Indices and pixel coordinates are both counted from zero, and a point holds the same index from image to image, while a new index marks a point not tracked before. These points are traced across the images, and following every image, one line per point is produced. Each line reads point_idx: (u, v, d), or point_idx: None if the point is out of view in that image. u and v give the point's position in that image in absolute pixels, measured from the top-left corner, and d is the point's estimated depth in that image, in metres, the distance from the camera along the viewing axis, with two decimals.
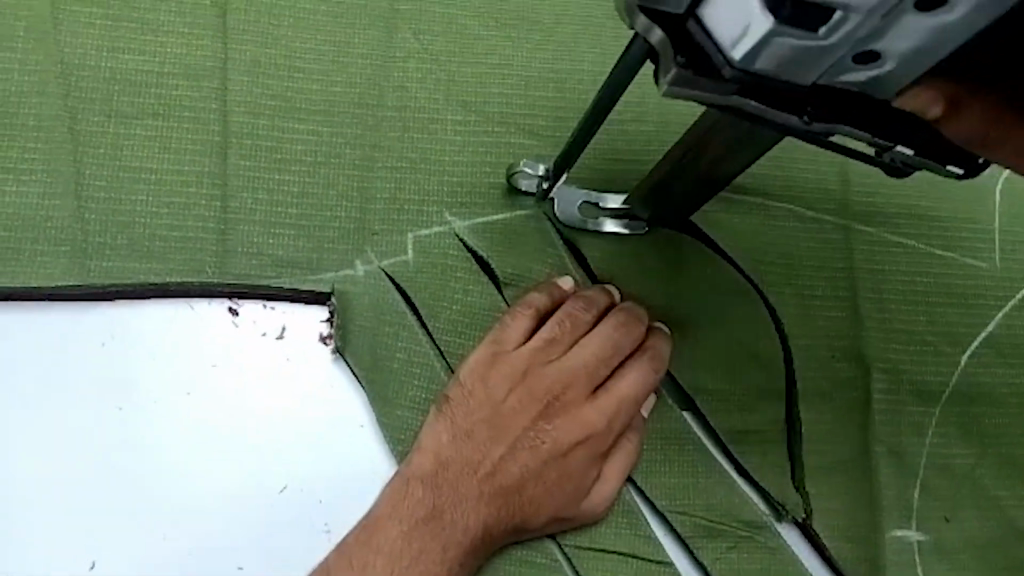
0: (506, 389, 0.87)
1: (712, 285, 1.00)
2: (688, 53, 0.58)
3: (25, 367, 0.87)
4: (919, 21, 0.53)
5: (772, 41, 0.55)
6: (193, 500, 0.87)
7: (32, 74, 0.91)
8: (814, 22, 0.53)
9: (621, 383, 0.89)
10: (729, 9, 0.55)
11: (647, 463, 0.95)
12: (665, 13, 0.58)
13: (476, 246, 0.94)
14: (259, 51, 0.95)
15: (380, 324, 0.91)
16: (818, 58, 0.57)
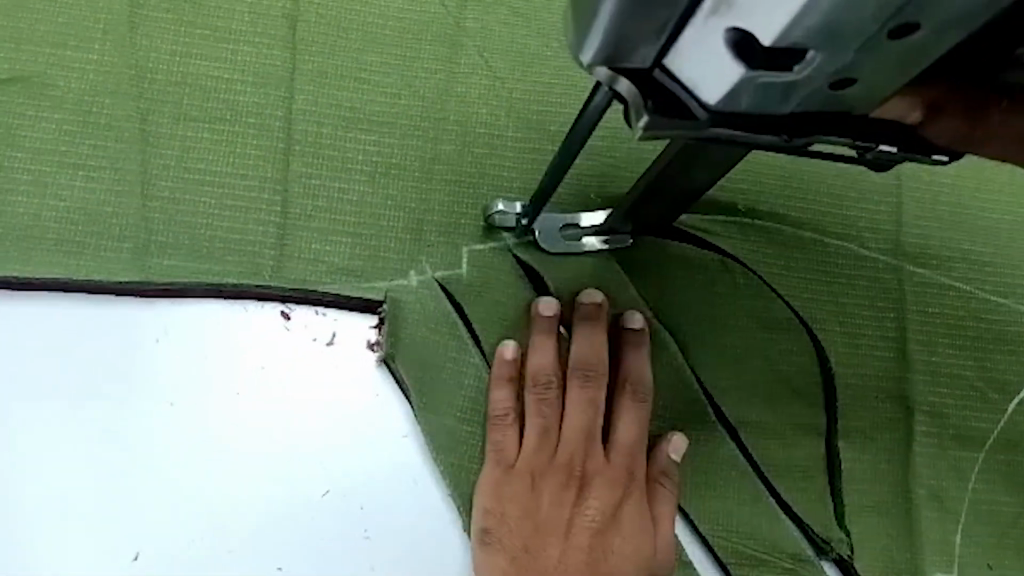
0: (523, 476, 0.89)
1: (759, 317, 0.99)
2: (657, 99, 0.60)
3: (82, 357, 0.89)
4: (887, 57, 0.55)
5: (743, 88, 0.57)
6: (238, 498, 0.89)
7: (108, 74, 0.93)
8: (785, 66, 0.55)
9: (623, 431, 0.91)
10: (697, 61, 0.56)
11: (691, 491, 0.95)
12: (630, 69, 0.58)
13: (527, 262, 0.95)
14: (326, 62, 0.97)
15: (431, 332, 0.93)
16: (785, 99, 0.59)
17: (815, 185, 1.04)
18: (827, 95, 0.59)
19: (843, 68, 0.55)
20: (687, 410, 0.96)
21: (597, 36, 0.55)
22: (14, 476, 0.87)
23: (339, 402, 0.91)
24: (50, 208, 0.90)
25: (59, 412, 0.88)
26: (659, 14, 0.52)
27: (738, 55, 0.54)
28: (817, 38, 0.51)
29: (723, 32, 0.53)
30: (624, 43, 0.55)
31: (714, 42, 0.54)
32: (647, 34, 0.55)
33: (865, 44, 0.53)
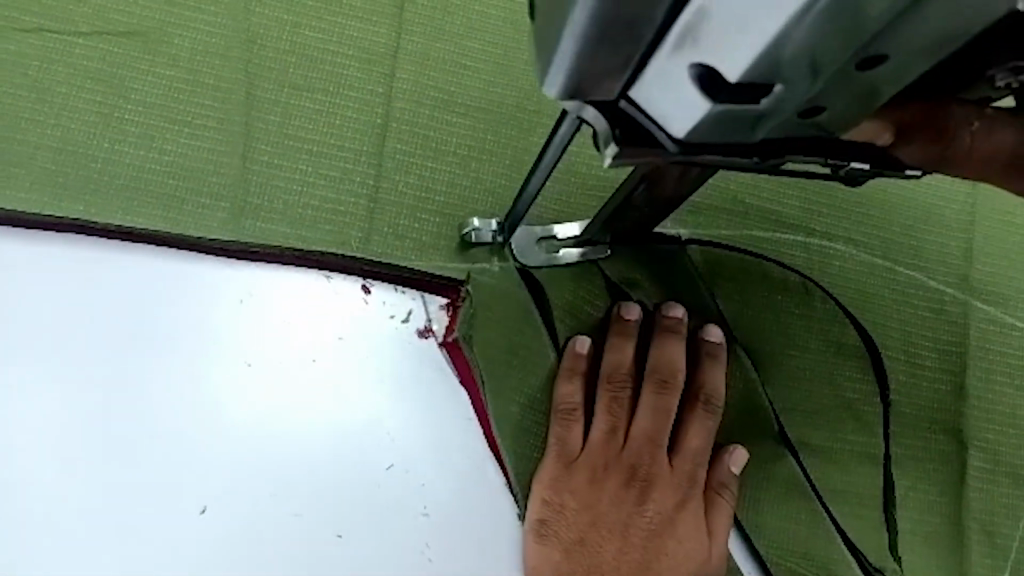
0: (586, 468, 0.90)
1: (825, 337, 1.00)
2: (625, 127, 0.58)
3: (165, 311, 0.91)
4: (854, 84, 0.52)
5: (711, 122, 0.54)
6: (303, 464, 0.91)
7: (219, 36, 0.95)
8: (751, 100, 0.52)
9: (692, 441, 0.91)
10: (661, 92, 0.53)
11: (749, 502, 0.96)
12: (594, 99, 0.56)
13: (605, 262, 0.95)
14: (430, 45, 0.98)
15: (506, 320, 0.93)
16: (753, 129, 0.56)
17: (890, 213, 1.04)
18: (795, 122, 0.57)
19: (813, 96, 0.53)
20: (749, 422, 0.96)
21: (562, 69, 0.51)
22: (90, 419, 0.89)
23: (409, 377, 0.93)
24: (153, 161, 0.92)
25: (136, 363, 0.90)
26: (623, 47, 0.49)
27: (702, 90, 0.51)
28: (783, 72, 0.49)
29: (686, 67, 0.50)
30: (587, 76, 0.53)
31: (677, 77, 0.51)
32: (611, 66, 0.52)
33: (830, 74, 0.50)
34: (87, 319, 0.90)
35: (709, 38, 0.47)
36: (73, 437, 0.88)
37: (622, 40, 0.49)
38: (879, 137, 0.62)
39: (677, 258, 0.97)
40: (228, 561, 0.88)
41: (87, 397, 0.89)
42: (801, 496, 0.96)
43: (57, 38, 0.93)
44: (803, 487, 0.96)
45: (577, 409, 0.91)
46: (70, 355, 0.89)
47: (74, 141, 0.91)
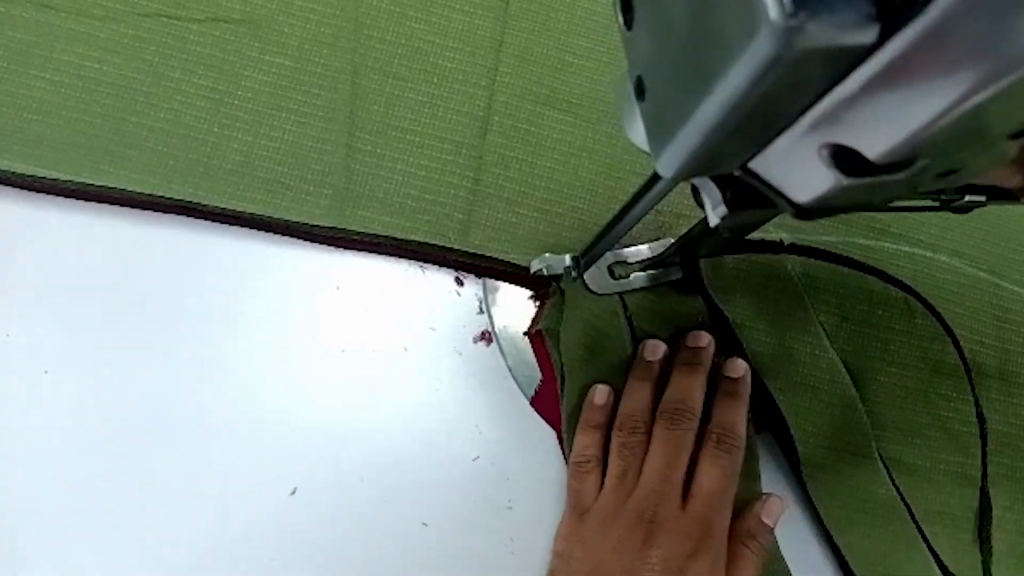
0: (598, 519, 0.87)
1: (929, 354, 0.96)
2: (738, 188, 0.52)
3: (264, 299, 0.93)
4: (996, 152, 0.48)
5: (840, 197, 0.48)
6: (389, 449, 0.92)
7: (329, 27, 0.96)
8: (888, 171, 0.46)
9: (704, 481, 0.85)
10: (787, 166, 0.47)
11: (843, 517, 0.91)
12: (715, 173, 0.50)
13: (704, 274, 0.92)
14: (534, 41, 0.98)
15: (594, 317, 0.89)
16: (876, 198, 0.51)
17: (998, 228, 1.00)
18: (928, 183, 0.51)
19: (939, 177, 0.49)
20: (852, 441, 0.92)
21: (687, 150, 0.46)
22: (191, 392, 0.91)
23: (498, 372, 0.93)
24: (261, 146, 0.93)
25: (225, 347, 0.92)
26: (750, 142, 0.45)
27: (832, 165, 0.45)
28: (925, 144, 0.44)
29: (815, 146, 0.44)
30: (709, 151, 0.46)
31: (800, 155, 0.45)
32: (739, 139, 0.45)
33: (980, 139, 0.45)
34: (187, 296, 0.92)
35: (839, 117, 0.42)
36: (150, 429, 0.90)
37: (748, 136, 0.44)
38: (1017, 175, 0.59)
39: (780, 268, 0.94)
40: (324, 535, 0.90)
41: (188, 373, 0.91)
42: (895, 519, 0.91)
43: (175, 23, 0.94)
44: (899, 506, 0.91)
45: (591, 461, 0.87)
46: (172, 331, 0.91)
47: (187, 125, 0.93)
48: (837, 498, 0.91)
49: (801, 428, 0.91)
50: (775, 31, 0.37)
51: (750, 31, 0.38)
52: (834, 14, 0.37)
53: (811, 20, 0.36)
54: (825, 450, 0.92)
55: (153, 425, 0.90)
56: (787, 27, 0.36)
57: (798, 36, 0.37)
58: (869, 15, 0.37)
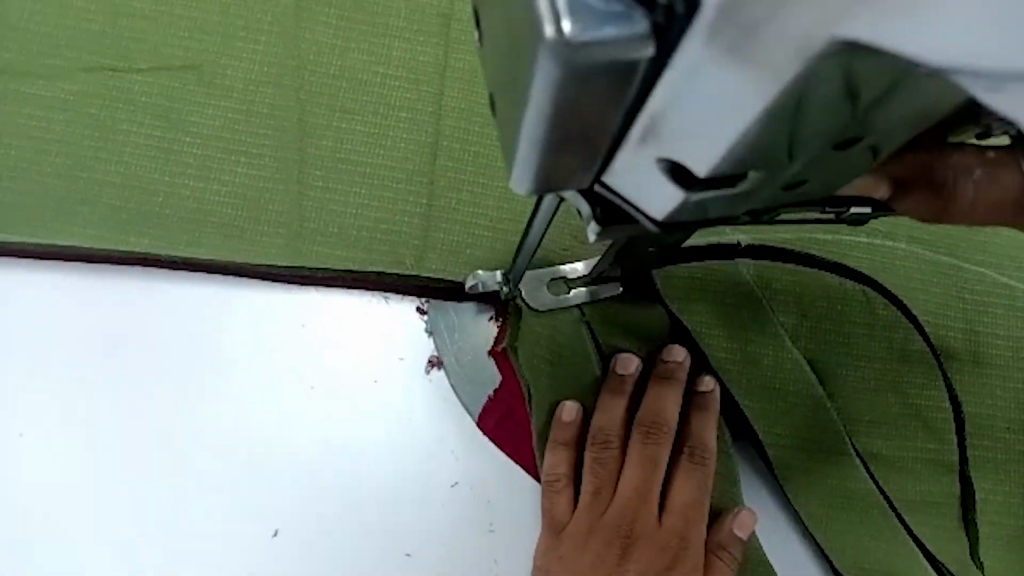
0: (572, 540, 0.86)
1: (895, 345, 0.96)
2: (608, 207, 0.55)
3: (228, 343, 0.93)
4: (832, 161, 0.52)
5: (695, 209, 0.52)
6: (367, 483, 0.92)
7: (270, 66, 0.96)
8: (732, 187, 0.49)
9: (680, 494, 0.86)
10: (639, 189, 0.50)
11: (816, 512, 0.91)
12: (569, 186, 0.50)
13: (660, 284, 0.92)
14: (476, 62, 0.98)
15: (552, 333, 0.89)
16: (735, 207, 0.54)
17: None
18: (787, 196, 0.55)
19: (796, 187, 0.54)
20: (822, 438, 0.92)
21: (530, 169, 0.47)
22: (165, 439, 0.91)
23: (466, 396, 0.93)
24: (213, 191, 0.93)
25: (195, 394, 0.92)
26: (585, 152, 0.46)
27: (672, 180, 0.47)
28: (759, 162, 0.47)
29: (656, 167, 0.47)
30: (556, 173, 0.47)
31: (644, 173, 0.48)
32: (578, 159, 0.46)
33: (805, 149, 0.48)
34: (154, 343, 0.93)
35: (668, 138, 0.44)
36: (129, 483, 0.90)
37: (582, 151, 0.45)
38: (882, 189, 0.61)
39: (734, 275, 0.94)
40: (310, 575, 0.90)
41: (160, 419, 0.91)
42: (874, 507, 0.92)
43: (118, 75, 0.95)
44: (872, 492, 0.92)
45: (561, 479, 0.87)
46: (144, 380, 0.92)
47: (140, 176, 0.93)
48: (809, 495, 0.91)
49: (769, 429, 0.92)
50: (550, 47, 0.37)
51: (536, 50, 0.38)
52: (609, 29, 0.37)
53: (581, 32, 0.37)
54: (795, 449, 0.92)
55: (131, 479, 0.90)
56: (557, 40, 0.37)
57: (575, 51, 0.37)
58: (645, 28, 0.37)
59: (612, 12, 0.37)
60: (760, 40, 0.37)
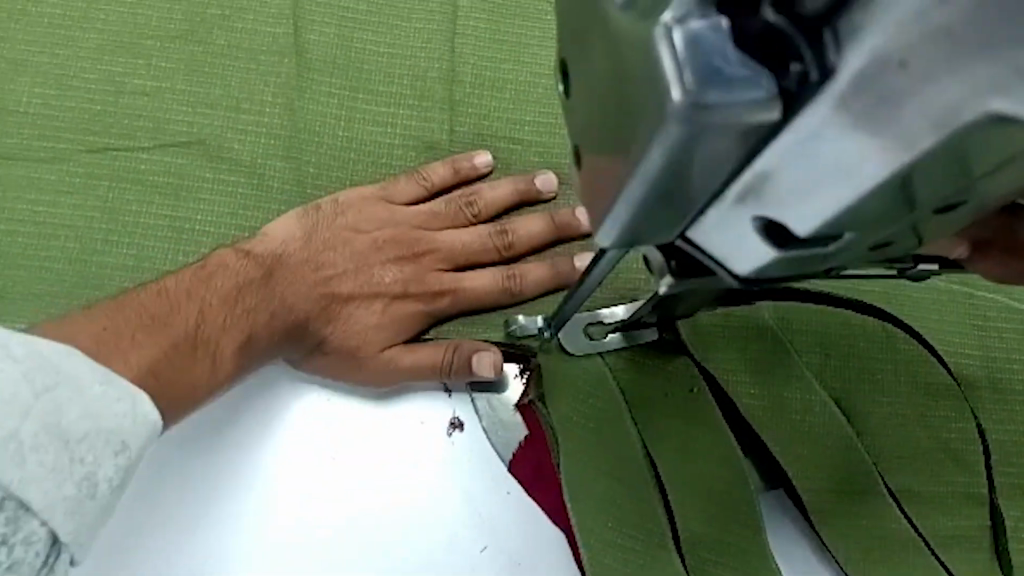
0: None
1: (922, 382, 0.97)
2: (681, 259, 0.55)
3: (244, 417, 0.88)
4: (915, 223, 0.51)
5: (778, 264, 0.50)
6: (397, 554, 0.84)
7: (276, 139, 0.95)
8: (821, 245, 0.48)
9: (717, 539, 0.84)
10: (722, 241, 0.48)
11: (858, 555, 0.88)
12: (650, 241, 0.48)
13: (686, 335, 0.94)
14: (482, 123, 0.98)
15: (580, 385, 0.86)
16: (814, 264, 0.53)
17: None
18: (859, 253, 0.54)
19: (870, 247, 0.53)
20: (854, 480, 0.90)
21: (618, 228, 0.45)
22: (202, 505, 0.85)
23: (489, 457, 0.87)
24: None
25: (213, 474, 0.86)
26: (677, 213, 0.44)
27: (769, 240, 0.46)
28: (853, 222, 0.45)
29: (749, 220, 0.44)
30: (645, 231, 0.46)
31: (738, 229, 0.46)
32: (670, 219, 0.45)
33: (893, 225, 0.49)
34: None
35: (774, 202, 0.42)
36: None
37: (678, 210, 0.43)
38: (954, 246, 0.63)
39: (755, 320, 0.96)
40: None
41: (196, 484, 0.85)
42: (913, 550, 0.88)
43: (122, 155, 0.93)
44: (910, 534, 0.89)
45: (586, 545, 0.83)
46: (174, 442, 0.86)
47: (151, 257, 0.90)
48: (849, 540, 0.89)
49: (803, 477, 0.90)
50: (680, 113, 0.35)
51: (659, 114, 0.36)
52: (736, 94, 0.35)
53: (714, 96, 0.35)
54: (829, 494, 0.90)
55: (147, 574, 0.83)
56: (690, 105, 0.35)
57: (704, 115, 0.35)
58: (772, 93, 0.35)
59: (744, 76, 0.35)
60: (899, 116, 0.36)
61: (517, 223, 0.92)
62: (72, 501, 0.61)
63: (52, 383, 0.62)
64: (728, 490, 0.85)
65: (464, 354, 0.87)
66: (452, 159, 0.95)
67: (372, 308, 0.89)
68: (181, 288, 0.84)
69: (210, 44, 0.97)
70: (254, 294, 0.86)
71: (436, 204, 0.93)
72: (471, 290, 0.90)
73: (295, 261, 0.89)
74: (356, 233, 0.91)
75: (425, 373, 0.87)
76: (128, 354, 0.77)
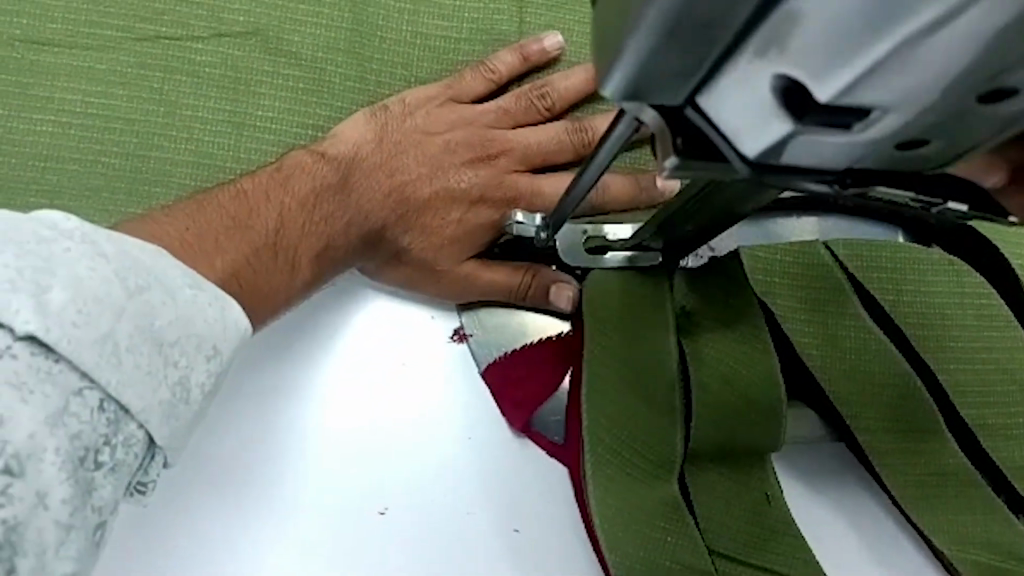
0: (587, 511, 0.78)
1: (979, 315, 0.91)
2: (689, 135, 0.49)
3: (311, 320, 0.84)
4: (964, 120, 0.45)
5: (795, 150, 0.47)
6: (467, 462, 0.82)
7: (337, 31, 0.90)
8: (841, 123, 0.44)
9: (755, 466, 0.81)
10: (738, 103, 0.46)
11: (914, 489, 0.83)
12: (659, 103, 0.48)
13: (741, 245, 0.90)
14: (551, 18, 0.93)
15: (628, 292, 0.80)
16: (829, 163, 0.48)
17: None
18: (886, 157, 0.48)
19: (899, 150, 0.47)
20: (908, 412, 0.84)
21: (629, 64, 0.45)
22: (268, 406, 0.82)
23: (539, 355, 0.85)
24: None
25: (280, 377, 0.82)
26: (697, 52, 0.44)
27: (782, 103, 0.44)
28: (887, 94, 0.42)
29: (772, 74, 0.43)
30: (656, 75, 0.46)
31: (756, 86, 0.44)
32: (683, 66, 0.45)
33: (926, 128, 0.45)
34: None
35: (797, 45, 0.41)
36: (212, 480, 0.79)
37: (696, 40, 0.43)
38: (987, 177, 0.56)
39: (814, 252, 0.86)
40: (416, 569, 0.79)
41: (266, 381, 0.82)
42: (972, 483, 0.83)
43: (177, 44, 0.88)
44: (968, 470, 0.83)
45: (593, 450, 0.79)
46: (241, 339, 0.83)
47: (210, 155, 0.86)
48: (902, 470, 0.83)
49: (858, 407, 0.83)
50: None
51: None
52: None
53: None
54: (885, 425, 0.83)
55: (213, 475, 0.80)
56: None
57: None
58: None
59: None
60: None
61: (594, 120, 0.88)
62: (169, 405, 0.59)
63: (143, 284, 0.59)
64: (771, 437, 0.80)
65: (543, 280, 0.84)
66: (519, 45, 0.90)
67: (450, 216, 0.85)
68: (258, 188, 0.80)
69: None
70: (329, 200, 0.82)
71: (505, 101, 0.89)
72: (548, 198, 0.86)
73: (370, 164, 0.85)
74: (427, 136, 0.86)
75: (503, 284, 0.84)
76: (213, 256, 0.73)
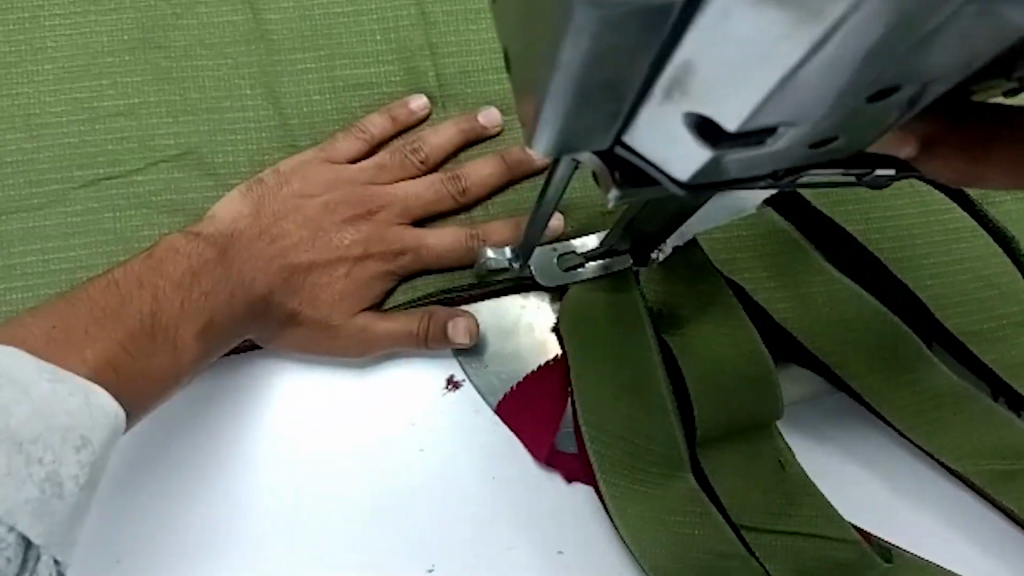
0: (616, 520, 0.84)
1: (952, 232, 0.93)
2: (624, 167, 0.53)
3: (316, 407, 0.87)
4: (863, 117, 0.48)
5: (719, 166, 0.50)
6: (497, 501, 0.85)
7: (268, 129, 0.93)
8: (757, 142, 0.47)
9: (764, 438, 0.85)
10: (659, 139, 0.49)
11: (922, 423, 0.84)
12: (589, 148, 0.51)
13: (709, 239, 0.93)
14: (466, 61, 0.96)
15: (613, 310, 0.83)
16: (757, 171, 0.52)
17: None
18: (808, 154, 0.51)
19: (817, 148, 0.50)
20: (898, 350, 0.85)
21: (549, 130, 0.48)
22: (296, 498, 0.84)
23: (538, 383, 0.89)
24: None
25: (301, 468, 0.85)
26: (611, 109, 0.47)
27: (699, 136, 0.47)
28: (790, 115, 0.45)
29: (682, 115, 0.46)
30: (578, 131, 0.49)
31: (672, 123, 0.47)
32: (598, 121, 0.48)
33: (827, 130, 0.48)
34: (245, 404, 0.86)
35: (699, 90, 0.44)
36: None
37: (605, 101, 0.46)
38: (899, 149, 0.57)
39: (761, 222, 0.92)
40: None
41: (288, 475, 0.85)
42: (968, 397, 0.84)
43: (119, 181, 0.91)
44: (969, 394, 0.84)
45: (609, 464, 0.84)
46: (186, 421, 0.85)
47: None
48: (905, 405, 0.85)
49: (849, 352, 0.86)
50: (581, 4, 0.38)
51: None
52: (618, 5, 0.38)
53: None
54: (875, 369, 0.85)
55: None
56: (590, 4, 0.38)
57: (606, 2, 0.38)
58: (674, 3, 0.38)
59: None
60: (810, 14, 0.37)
61: (467, 167, 0.91)
62: (37, 501, 0.62)
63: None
64: (769, 407, 0.84)
65: (438, 322, 0.86)
66: (388, 109, 0.93)
67: (337, 272, 0.88)
68: (135, 276, 0.82)
69: (170, 48, 0.95)
70: (207, 278, 0.84)
71: (380, 157, 0.91)
72: (433, 238, 0.89)
73: (246, 236, 0.87)
74: (305, 198, 0.89)
75: (403, 335, 0.86)
76: (81, 350, 0.75)
